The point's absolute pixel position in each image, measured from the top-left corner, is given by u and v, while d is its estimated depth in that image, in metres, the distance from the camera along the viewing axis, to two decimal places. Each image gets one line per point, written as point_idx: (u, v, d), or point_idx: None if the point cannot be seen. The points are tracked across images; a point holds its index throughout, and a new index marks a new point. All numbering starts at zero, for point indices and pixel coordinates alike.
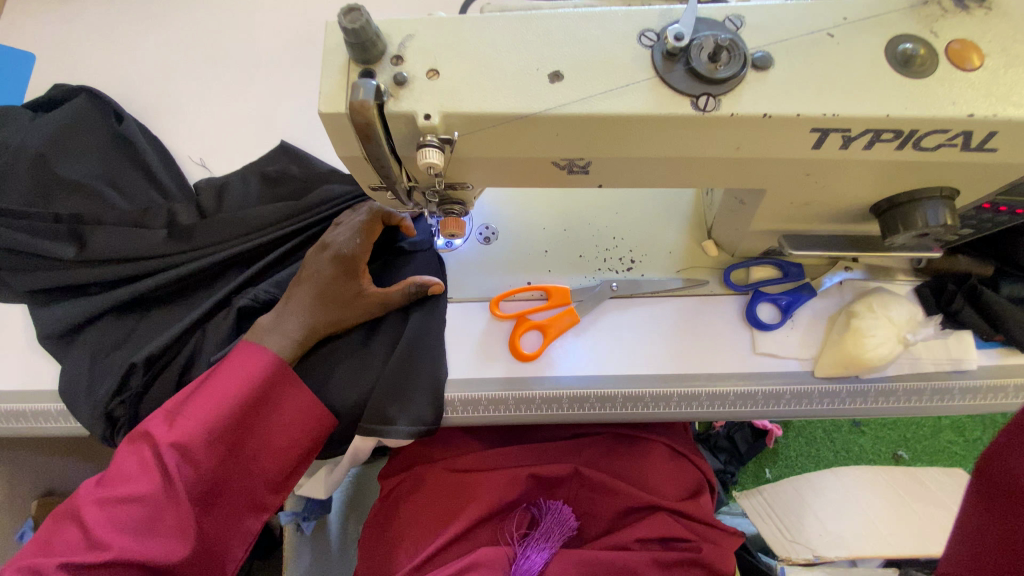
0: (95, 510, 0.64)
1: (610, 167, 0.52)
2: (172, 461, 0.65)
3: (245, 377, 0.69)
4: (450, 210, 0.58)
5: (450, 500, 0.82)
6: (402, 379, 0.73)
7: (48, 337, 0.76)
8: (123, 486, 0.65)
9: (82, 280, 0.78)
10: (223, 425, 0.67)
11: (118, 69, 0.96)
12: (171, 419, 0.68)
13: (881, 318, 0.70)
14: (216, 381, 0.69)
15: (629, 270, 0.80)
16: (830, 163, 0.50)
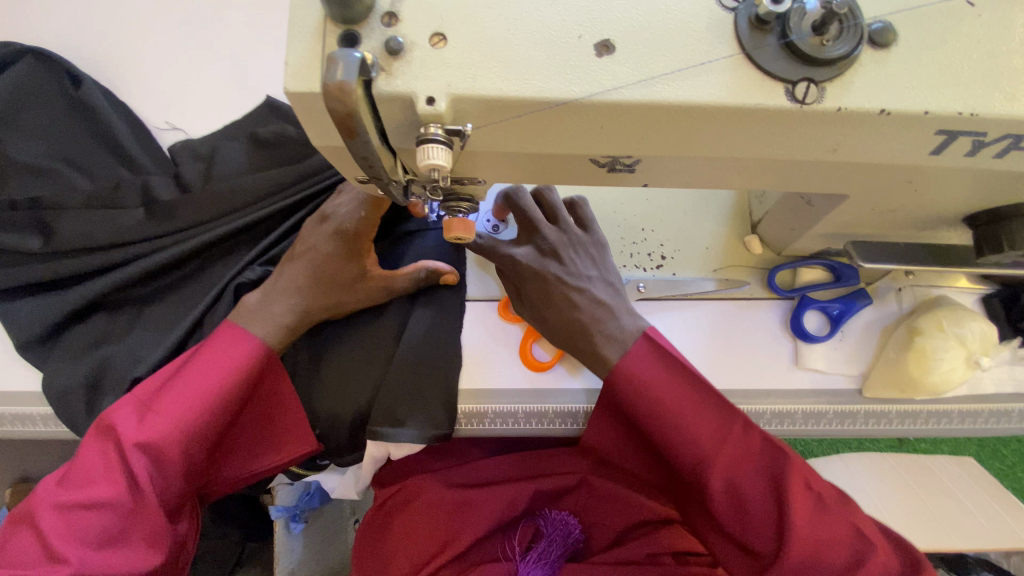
0: (52, 515, 0.52)
1: (665, 166, 0.40)
2: (140, 463, 0.54)
3: (227, 365, 0.58)
4: (455, 209, 0.47)
5: (448, 516, 0.76)
6: (409, 381, 0.65)
7: (28, 346, 0.67)
8: (81, 488, 0.54)
9: (53, 274, 0.67)
10: (206, 424, 0.57)
11: (60, 6, 0.80)
12: (141, 413, 0.57)
13: (952, 339, 0.61)
14: (192, 370, 0.58)
15: (659, 269, 0.70)
16: (945, 170, 0.39)
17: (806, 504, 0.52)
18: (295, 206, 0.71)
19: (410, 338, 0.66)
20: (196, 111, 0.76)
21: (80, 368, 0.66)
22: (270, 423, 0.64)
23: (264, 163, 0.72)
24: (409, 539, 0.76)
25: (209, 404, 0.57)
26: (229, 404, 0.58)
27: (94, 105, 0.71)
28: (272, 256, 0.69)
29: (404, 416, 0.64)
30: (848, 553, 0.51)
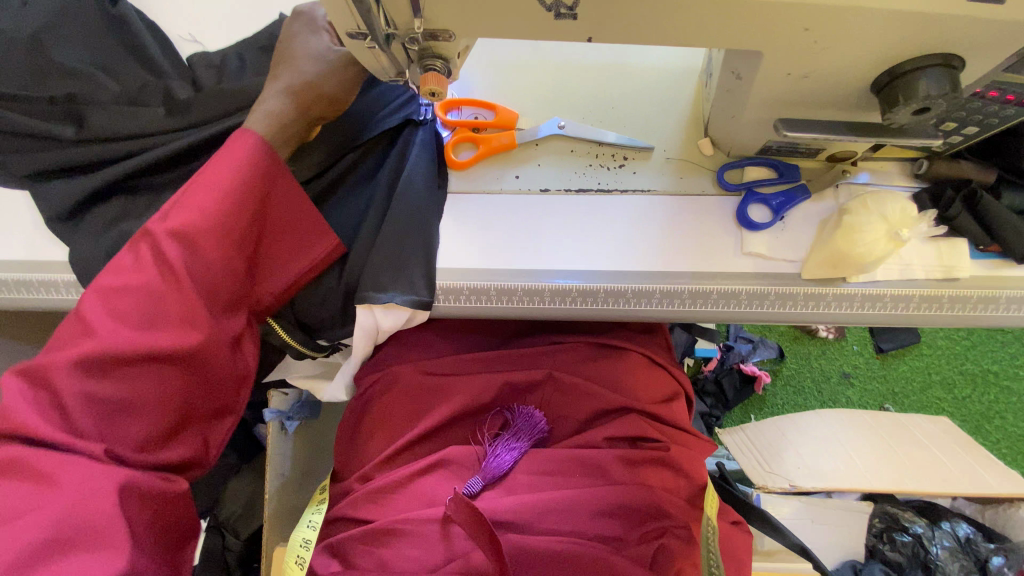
0: (98, 299, 0.61)
1: (599, 9, 0.49)
2: (169, 250, 0.62)
3: (235, 163, 0.65)
4: (430, 66, 0.56)
5: (423, 401, 0.81)
6: (395, 255, 0.72)
7: (58, 220, 0.75)
8: (119, 278, 0.61)
9: (84, 158, 0.76)
10: (221, 217, 0.63)
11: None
12: (166, 212, 0.64)
13: (874, 216, 0.69)
14: (207, 170, 0.64)
15: (621, 167, 0.78)
16: (828, 9, 0.48)
17: None
18: None
19: (397, 215, 0.74)
20: (216, 29, 0.86)
21: (102, 240, 0.74)
22: (287, 230, 0.70)
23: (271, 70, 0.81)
24: (382, 424, 0.81)
25: (223, 197, 0.64)
26: (243, 197, 0.65)
27: (127, 15, 0.82)
28: None
29: (383, 279, 0.71)
30: None
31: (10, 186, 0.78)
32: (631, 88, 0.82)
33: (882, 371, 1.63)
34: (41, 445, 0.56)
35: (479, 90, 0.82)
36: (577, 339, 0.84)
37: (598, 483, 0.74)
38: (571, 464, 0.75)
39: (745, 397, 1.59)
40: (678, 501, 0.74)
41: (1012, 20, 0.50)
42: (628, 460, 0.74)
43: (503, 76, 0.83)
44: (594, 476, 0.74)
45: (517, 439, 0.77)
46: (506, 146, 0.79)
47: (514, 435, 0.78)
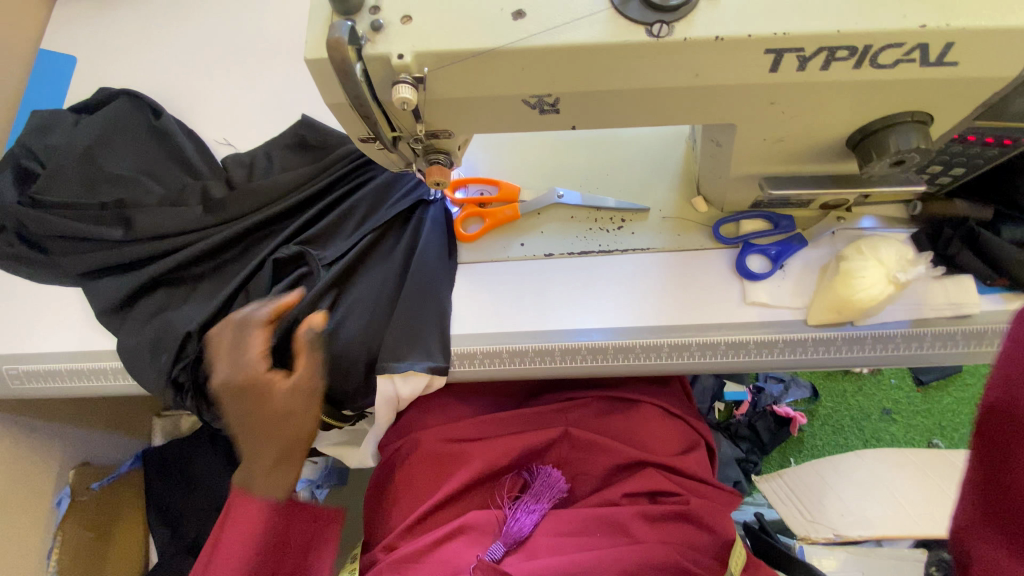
0: None
1: (579, 104, 0.55)
2: None
3: (260, 525, 0.66)
4: (435, 159, 0.63)
5: (441, 467, 0.82)
6: (409, 328, 0.77)
7: (104, 313, 0.83)
8: None
9: (131, 257, 0.84)
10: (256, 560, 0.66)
11: (145, 60, 1.03)
12: None
13: (870, 259, 0.70)
14: (226, 537, 0.66)
15: (620, 229, 0.82)
16: (791, 86, 0.52)
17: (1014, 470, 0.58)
18: (321, 194, 0.87)
19: (411, 287, 0.79)
20: (246, 131, 0.96)
21: (145, 332, 0.81)
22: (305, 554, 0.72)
23: (297, 166, 0.90)
24: (405, 490, 0.82)
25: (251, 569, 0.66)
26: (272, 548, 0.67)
27: (170, 130, 0.92)
28: (302, 234, 0.85)
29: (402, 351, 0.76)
30: None
31: (64, 285, 0.86)
32: (624, 154, 0.87)
33: (925, 404, 1.57)
34: None
35: (484, 168, 0.88)
36: (593, 394, 0.86)
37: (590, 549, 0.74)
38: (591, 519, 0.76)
39: (781, 439, 1.53)
40: (702, 557, 0.73)
41: (974, 77, 0.52)
42: (646, 516, 0.75)
43: (503, 154, 0.90)
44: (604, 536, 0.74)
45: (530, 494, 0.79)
46: (511, 218, 0.84)
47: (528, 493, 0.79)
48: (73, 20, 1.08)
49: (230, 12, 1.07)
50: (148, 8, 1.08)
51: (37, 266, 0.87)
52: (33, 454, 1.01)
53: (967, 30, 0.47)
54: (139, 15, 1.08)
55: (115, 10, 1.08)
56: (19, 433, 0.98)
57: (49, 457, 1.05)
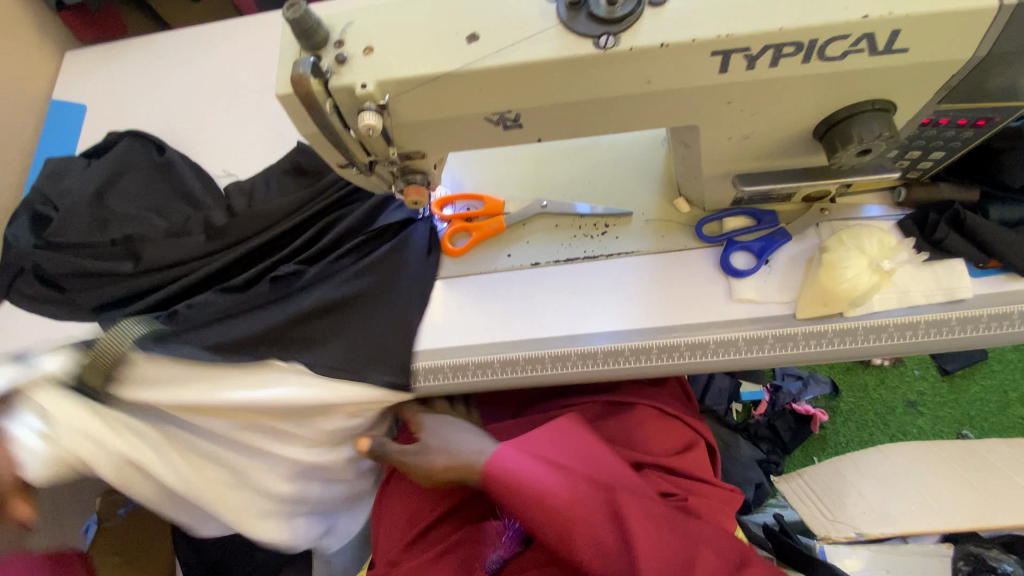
0: None
1: (539, 117, 0.57)
2: None
3: None
4: (411, 179, 0.65)
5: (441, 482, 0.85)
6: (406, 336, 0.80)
7: None
8: None
9: (141, 288, 0.89)
10: None
11: (149, 103, 1.10)
12: None
13: (852, 249, 0.70)
14: None
15: (604, 234, 0.83)
16: (744, 84, 0.53)
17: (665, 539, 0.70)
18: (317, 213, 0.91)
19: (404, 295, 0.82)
20: (244, 163, 1.01)
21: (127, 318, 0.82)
22: None
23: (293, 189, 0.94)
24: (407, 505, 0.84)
25: None
26: None
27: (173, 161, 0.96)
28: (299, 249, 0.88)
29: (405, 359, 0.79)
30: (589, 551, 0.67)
31: (80, 319, 0.91)
32: (604, 160, 0.88)
33: (952, 395, 1.51)
34: None
35: (469, 184, 0.90)
36: (589, 400, 0.88)
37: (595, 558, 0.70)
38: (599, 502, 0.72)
39: (803, 437, 1.51)
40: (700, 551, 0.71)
41: (929, 61, 0.52)
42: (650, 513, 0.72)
43: (487, 169, 0.92)
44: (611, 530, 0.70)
45: (522, 479, 0.72)
46: (497, 230, 0.86)
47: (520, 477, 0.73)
48: (84, 71, 1.15)
49: (226, 52, 1.12)
50: (151, 55, 1.15)
51: (53, 303, 0.93)
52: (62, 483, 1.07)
53: (911, 17, 0.47)
54: (142, 62, 1.14)
55: (120, 59, 1.15)
56: None
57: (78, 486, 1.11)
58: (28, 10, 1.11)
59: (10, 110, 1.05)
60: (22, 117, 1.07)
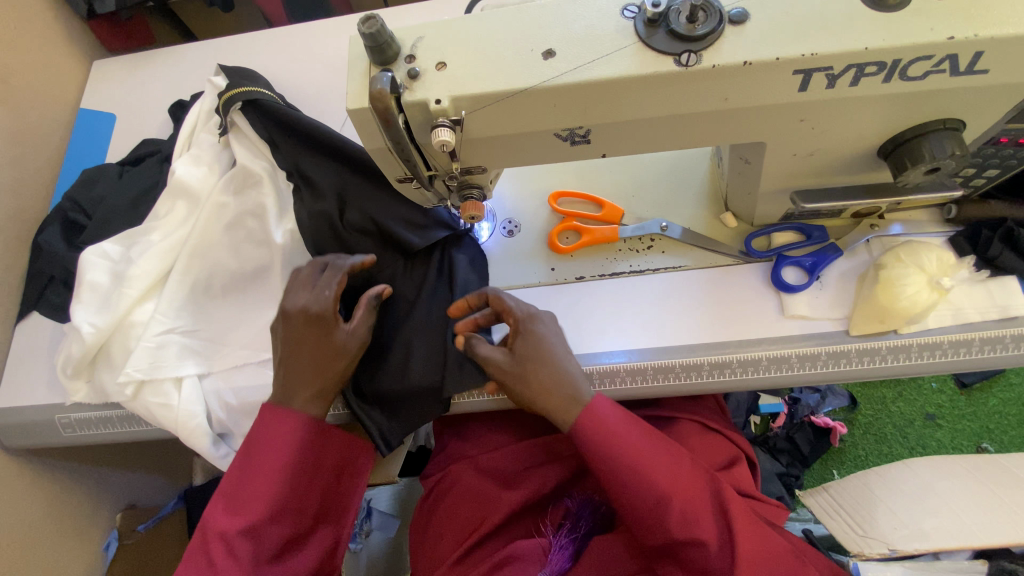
0: (222, 545, 0.63)
1: (609, 133, 0.57)
2: (242, 537, 0.64)
3: (284, 442, 0.67)
4: (469, 194, 0.64)
5: (481, 499, 0.82)
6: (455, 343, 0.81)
7: None
8: (264, 469, 0.66)
9: None
10: (276, 507, 0.65)
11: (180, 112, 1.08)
12: (229, 504, 0.65)
13: (911, 266, 0.70)
14: (262, 443, 0.67)
15: (649, 249, 0.83)
16: (821, 103, 0.53)
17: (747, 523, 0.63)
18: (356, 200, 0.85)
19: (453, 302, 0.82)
20: None
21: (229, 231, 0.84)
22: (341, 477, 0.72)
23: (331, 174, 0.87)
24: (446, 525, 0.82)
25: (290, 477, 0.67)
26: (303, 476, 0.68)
27: (228, 130, 0.90)
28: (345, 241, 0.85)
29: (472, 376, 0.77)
30: (685, 498, 0.63)
31: None
32: (646, 172, 0.88)
33: (971, 407, 1.51)
34: (233, 515, 0.64)
35: (514, 197, 0.89)
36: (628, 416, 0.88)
37: (692, 558, 0.63)
38: (703, 496, 0.65)
39: (822, 450, 1.49)
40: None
41: (1005, 83, 0.52)
42: (752, 515, 0.65)
43: (530, 182, 0.91)
44: (714, 529, 0.63)
45: (625, 443, 0.64)
46: (609, 238, 0.83)
47: (625, 445, 0.64)
48: (113, 78, 1.13)
49: (257, 60, 1.11)
50: (180, 63, 1.14)
51: None
52: (84, 498, 1.04)
53: (997, 39, 0.47)
54: (172, 70, 1.13)
55: (150, 67, 1.14)
56: (71, 476, 1.01)
57: (100, 502, 1.08)
58: (58, 15, 1.10)
59: (40, 119, 1.03)
60: (51, 126, 1.05)
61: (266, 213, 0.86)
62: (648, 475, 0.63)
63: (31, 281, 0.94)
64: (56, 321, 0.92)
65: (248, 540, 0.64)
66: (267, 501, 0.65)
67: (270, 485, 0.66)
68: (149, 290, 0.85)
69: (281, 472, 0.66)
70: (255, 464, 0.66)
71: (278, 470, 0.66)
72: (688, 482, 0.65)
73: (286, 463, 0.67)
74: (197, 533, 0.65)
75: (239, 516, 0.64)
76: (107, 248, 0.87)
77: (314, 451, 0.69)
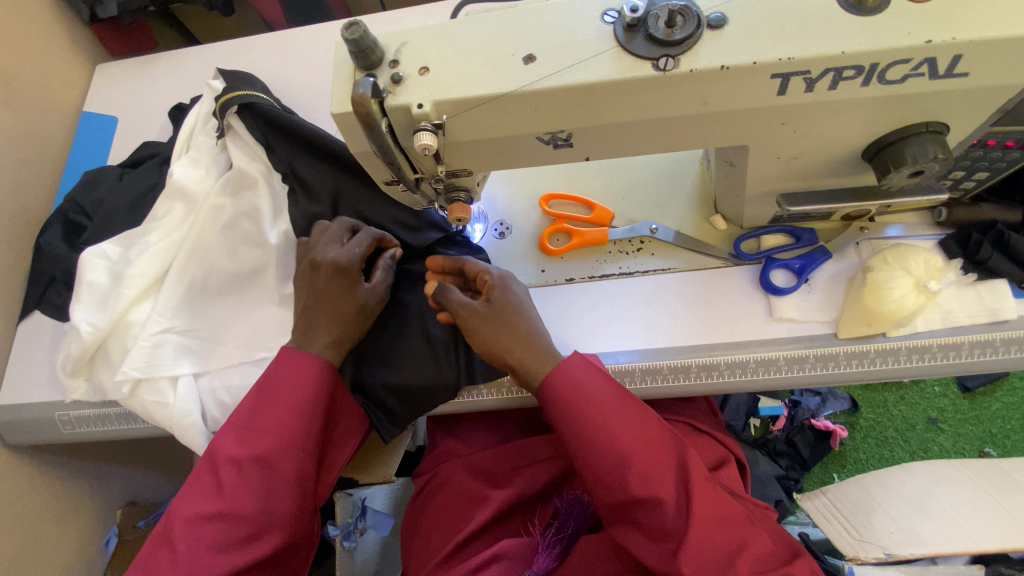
0: (232, 468, 0.64)
1: (591, 137, 0.57)
2: (253, 465, 0.64)
3: (305, 377, 0.69)
4: (456, 197, 0.65)
5: (468, 497, 0.82)
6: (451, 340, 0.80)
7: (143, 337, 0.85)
8: (281, 402, 0.67)
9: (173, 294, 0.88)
10: (293, 436, 0.67)
11: None
12: (240, 433, 0.66)
13: (898, 269, 0.70)
14: (284, 377, 0.69)
15: (639, 251, 0.83)
16: (800, 106, 0.53)
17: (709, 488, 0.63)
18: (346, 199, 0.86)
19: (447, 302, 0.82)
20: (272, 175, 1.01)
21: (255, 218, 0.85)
22: (337, 427, 0.74)
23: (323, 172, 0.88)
24: (435, 523, 0.83)
25: (307, 414, 0.68)
26: (318, 415, 0.69)
27: (223, 133, 0.92)
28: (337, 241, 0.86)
29: (474, 367, 0.79)
30: (646, 454, 0.63)
31: None
32: (638, 174, 0.88)
33: (972, 412, 1.50)
34: (247, 442, 0.66)
35: (506, 199, 0.90)
36: None
37: (646, 517, 0.62)
38: (668, 459, 0.64)
39: (821, 453, 1.48)
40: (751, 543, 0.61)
41: (986, 87, 0.52)
42: (713, 482, 0.64)
43: (520, 183, 0.92)
44: (673, 492, 0.62)
45: (598, 402, 0.66)
46: (598, 240, 0.84)
47: (598, 404, 0.65)
48: (116, 81, 1.16)
49: (256, 63, 1.13)
50: (182, 66, 1.16)
51: None
52: (84, 495, 1.06)
53: (975, 42, 0.47)
54: (174, 73, 1.15)
55: (152, 70, 1.16)
56: (70, 473, 1.03)
57: (101, 497, 1.10)
58: (62, 21, 1.12)
59: (45, 122, 1.06)
60: (55, 128, 1.08)
61: (261, 214, 0.87)
62: (615, 434, 0.64)
63: (33, 282, 0.96)
64: (57, 320, 0.94)
65: (255, 471, 0.65)
66: (284, 431, 0.66)
67: (287, 420, 0.67)
68: (146, 289, 0.86)
69: (298, 409, 0.68)
70: (270, 397, 0.68)
71: (298, 404, 0.68)
72: (654, 440, 0.65)
73: (304, 397, 0.68)
74: (206, 455, 0.66)
75: (249, 444, 0.66)
76: (106, 249, 0.89)
77: (330, 397, 0.71)
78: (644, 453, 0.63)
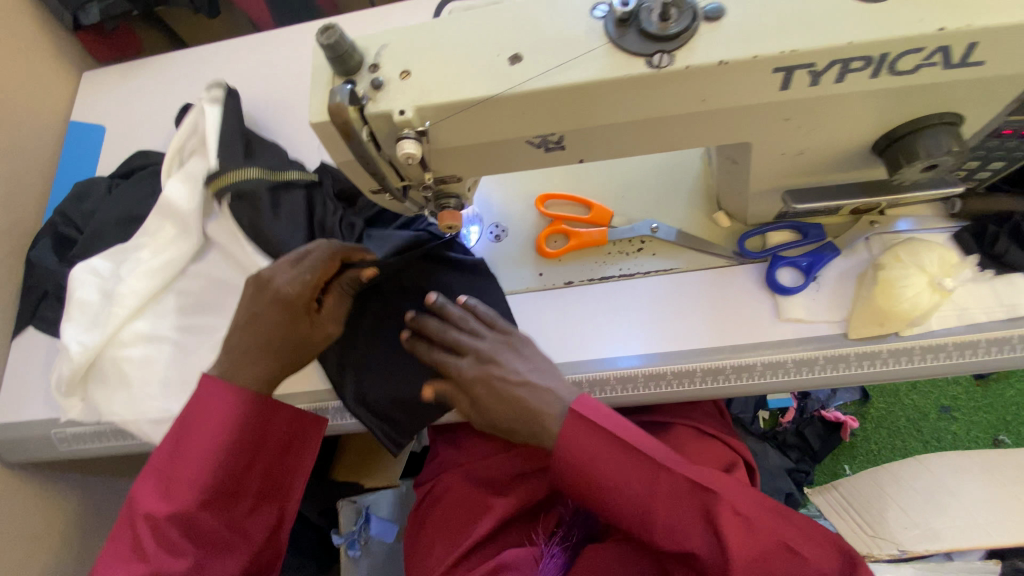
0: (154, 527, 0.61)
1: (584, 139, 0.54)
2: (173, 523, 0.61)
3: (218, 418, 0.63)
4: (446, 204, 0.62)
5: (471, 506, 0.81)
6: None
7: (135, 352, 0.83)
8: (196, 450, 0.62)
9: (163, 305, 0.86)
10: (210, 485, 0.62)
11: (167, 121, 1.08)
12: (162, 485, 0.62)
13: (911, 266, 0.67)
14: (196, 419, 0.63)
15: (640, 252, 0.80)
16: (805, 100, 0.50)
17: (735, 520, 0.58)
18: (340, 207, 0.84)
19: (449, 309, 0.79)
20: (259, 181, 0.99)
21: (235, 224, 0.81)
22: (286, 451, 0.67)
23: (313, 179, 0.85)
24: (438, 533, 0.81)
25: (225, 457, 0.63)
26: (241, 452, 0.63)
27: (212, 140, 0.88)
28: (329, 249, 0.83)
29: None
30: (660, 501, 0.60)
31: None
32: (637, 170, 0.85)
33: (987, 400, 1.46)
34: (163, 499, 0.61)
35: (500, 200, 0.87)
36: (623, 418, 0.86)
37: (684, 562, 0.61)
38: (682, 501, 0.60)
39: (833, 445, 1.46)
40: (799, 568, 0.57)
41: (1004, 75, 0.48)
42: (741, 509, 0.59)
43: (515, 183, 0.89)
44: (700, 535, 0.59)
45: (592, 463, 0.61)
46: (597, 241, 0.81)
47: (594, 473, 0.61)
48: (103, 88, 1.13)
49: (243, 65, 1.10)
50: (169, 70, 1.13)
51: None
52: (85, 507, 1.05)
53: (993, 28, 0.44)
54: (160, 78, 1.13)
55: (138, 75, 1.14)
56: (71, 487, 1.02)
57: (103, 509, 1.09)
58: (45, 28, 1.10)
59: (30, 132, 1.04)
60: (42, 139, 1.06)
61: None
62: (619, 488, 0.61)
63: (25, 297, 0.95)
64: (49, 335, 0.93)
65: (178, 526, 0.61)
66: (200, 480, 0.62)
67: (203, 469, 0.62)
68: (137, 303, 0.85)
69: (218, 454, 0.62)
70: (186, 442, 0.62)
71: (213, 448, 0.62)
72: (662, 476, 0.60)
73: (217, 442, 0.62)
74: (129, 510, 0.62)
75: (170, 497, 0.61)
76: (97, 265, 0.87)
77: (258, 427, 0.64)
78: (651, 497, 0.60)
